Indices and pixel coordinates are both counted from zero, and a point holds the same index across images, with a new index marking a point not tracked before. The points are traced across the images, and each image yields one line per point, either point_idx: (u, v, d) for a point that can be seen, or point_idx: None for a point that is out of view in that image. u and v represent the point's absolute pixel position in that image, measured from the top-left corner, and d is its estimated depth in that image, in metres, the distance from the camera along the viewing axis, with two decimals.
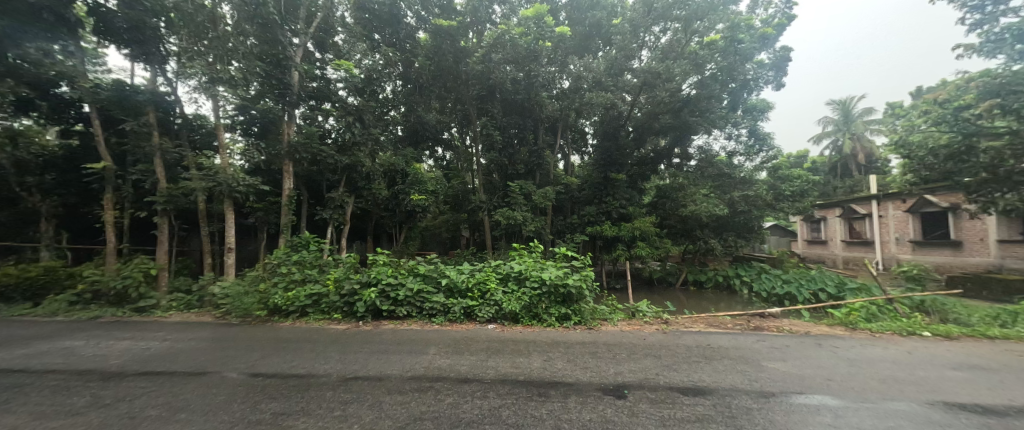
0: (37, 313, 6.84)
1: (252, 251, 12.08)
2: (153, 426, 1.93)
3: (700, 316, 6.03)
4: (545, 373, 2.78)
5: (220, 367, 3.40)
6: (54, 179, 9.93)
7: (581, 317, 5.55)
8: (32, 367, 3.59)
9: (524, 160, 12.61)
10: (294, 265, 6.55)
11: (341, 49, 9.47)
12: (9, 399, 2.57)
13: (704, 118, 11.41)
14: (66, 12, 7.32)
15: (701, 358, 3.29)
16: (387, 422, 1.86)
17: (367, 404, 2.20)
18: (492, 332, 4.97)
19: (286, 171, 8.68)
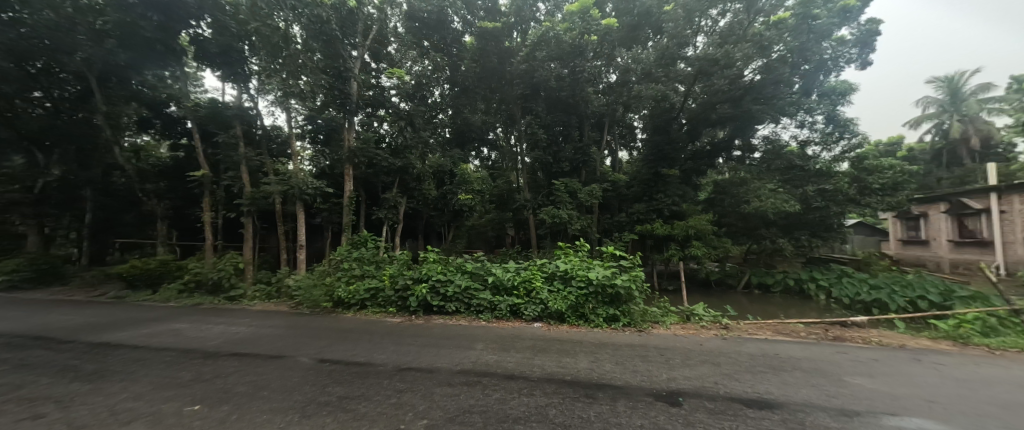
0: (156, 299, 8.21)
1: (319, 247, 13.39)
2: (243, 401, 2.20)
3: (766, 322, 5.57)
4: (591, 375, 2.73)
5: (294, 352, 3.79)
6: (166, 185, 11.67)
7: (630, 319, 5.37)
8: (152, 343, 4.31)
9: (570, 158, 12.18)
10: (355, 261, 7.17)
11: (394, 58, 10.39)
12: (136, 370, 3.10)
13: (770, 105, 10.48)
14: (173, 43, 8.78)
15: (766, 368, 3.00)
16: (438, 412, 1.93)
17: (420, 393, 2.31)
18: (538, 330, 5.00)
19: (347, 174, 9.45)
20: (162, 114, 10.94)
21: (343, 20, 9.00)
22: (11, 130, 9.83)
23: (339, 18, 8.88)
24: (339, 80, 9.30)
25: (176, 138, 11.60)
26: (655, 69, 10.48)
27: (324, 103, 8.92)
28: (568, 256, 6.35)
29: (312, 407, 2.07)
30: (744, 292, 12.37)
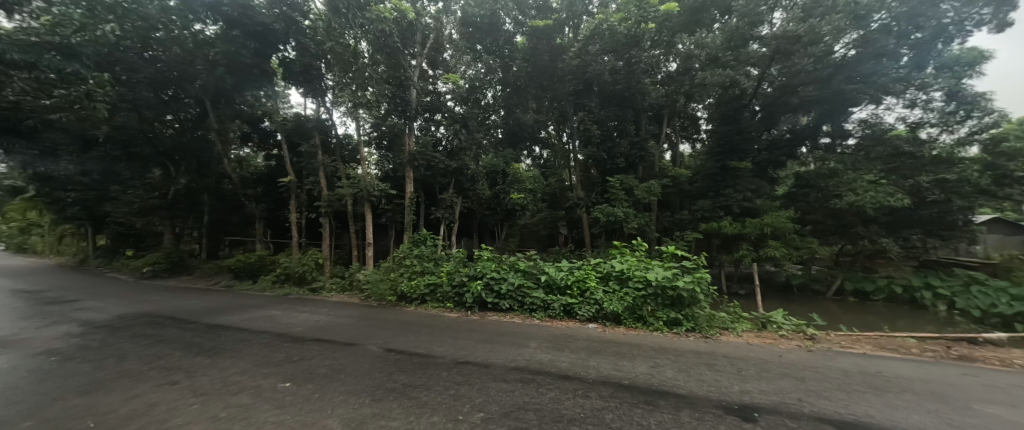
0: (257, 288, 9.70)
1: (384, 245, 14.49)
2: (323, 382, 2.47)
3: (864, 335, 4.86)
4: (651, 381, 2.60)
5: (364, 341, 4.16)
6: (262, 190, 13.48)
7: (695, 324, 5.03)
8: (252, 326, 5.05)
9: (626, 154, 11.56)
10: (416, 258, 7.66)
11: (450, 64, 11.33)
12: (241, 349, 3.66)
13: (869, 83, 9.37)
14: (266, 66, 10.25)
15: (863, 388, 2.61)
16: (494, 406, 1.99)
17: (476, 387, 2.39)
18: (592, 331, 4.93)
19: (408, 177, 10.09)
20: (258, 128, 12.72)
21: (403, 31, 9.36)
22: (152, 148, 12.19)
23: (400, 31, 9.29)
24: (400, 89, 9.76)
25: (269, 149, 13.28)
26: (721, 53, 10.20)
27: (387, 111, 9.71)
28: (625, 256, 6.11)
29: (380, 392, 2.27)
30: (835, 300, 10.90)
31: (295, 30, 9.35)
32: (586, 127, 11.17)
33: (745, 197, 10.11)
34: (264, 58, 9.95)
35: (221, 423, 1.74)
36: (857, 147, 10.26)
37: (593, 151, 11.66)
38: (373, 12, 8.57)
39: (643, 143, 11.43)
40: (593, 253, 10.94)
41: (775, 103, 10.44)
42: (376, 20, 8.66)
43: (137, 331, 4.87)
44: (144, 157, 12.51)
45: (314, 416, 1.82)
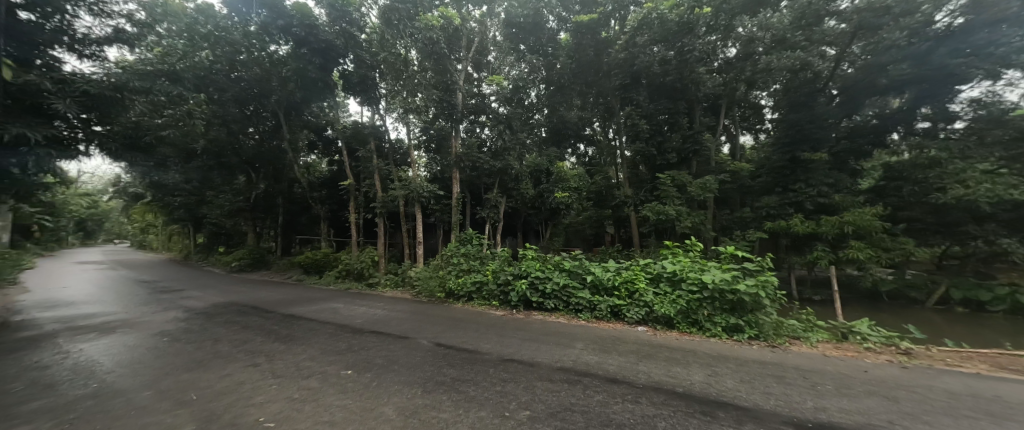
0: (324, 282, 10.98)
1: (433, 243, 15.09)
2: (382, 372, 2.72)
3: (978, 354, 4.13)
4: (709, 390, 2.45)
5: (415, 334, 4.43)
6: (325, 193, 14.66)
7: (759, 331, 4.63)
8: (319, 317, 5.65)
9: (677, 149, 11.03)
10: (462, 256, 8.14)
11: (494, 66, 11.23)
12: (311, 338, 4.09)
13: (983, 55, 7.46)
14: (326, 78, 10.99)
15: (972, 412, 2.23)
16: (541, 405, 2.00)
17: (521, 385, 2.43)
18: (641, 334, 4.78)
19: (455, 177, 10.37)
20: (321, 136, 13.93)
21: (450, 37, 9.81)
22: (237, 157, 14.01)
23: (446, 36, 9.66)
24: (446, 93, 10.08)
25: (331, 154, 14.54)
26: (790, 33, 9.17)
27: (435, 115, 10.00)
28: (676, 256, 5.91)
29: (430, 384, 2.42)
30: (935, 310, 9.38)
31: (353, 43, 10.26)
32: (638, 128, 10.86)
33: (822, 191, 9.09)
34: (327, 72, 10.78)
35: (294, 405, 1.99)
36: (967, 131, 8.38)
37: (647, 144, 11.12)
38: (423, 21, 9.02)
39: (698, 136, 10.79)
40: (643, 253, 10.47)
41: (858, 86, 9.00)
42: (425, 29, 9.12)
43: (228, 319, 5.72)
44: (231, 166, 14.43)
45: (372, 404, 2.00)
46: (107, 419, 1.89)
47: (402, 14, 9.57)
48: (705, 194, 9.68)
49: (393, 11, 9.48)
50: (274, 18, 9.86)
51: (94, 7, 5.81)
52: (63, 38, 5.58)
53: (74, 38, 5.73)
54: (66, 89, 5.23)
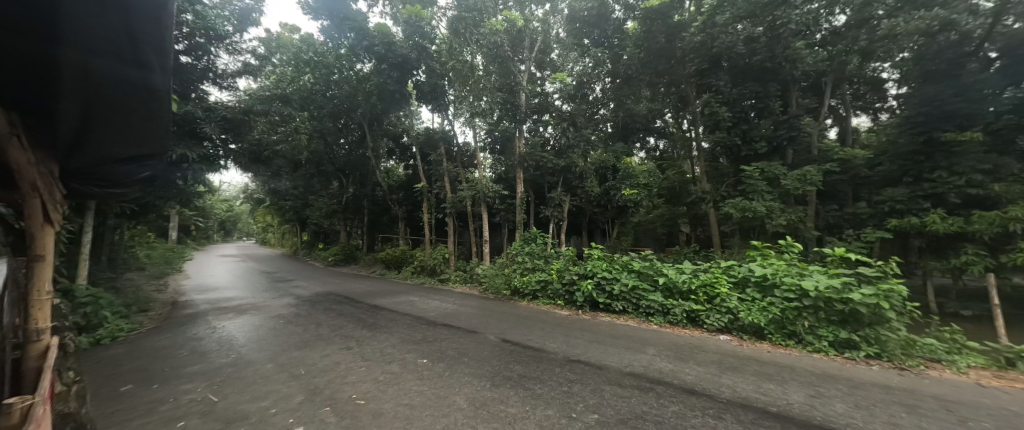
0: (403, 276, 12.33)
1: (498, 243, 15.49)
2: (478, 367, 3.61)
3: None
4: (809, 416, 2.55)
5: (484, 330, 5.32)
6: (402, 195, 15.46)
7: (881, 348, 4.35)
8: (404, 308, 6.90)
9: (767, 136, 8.81)
10: (527, 255, 8.81)
11: (557, 64, 11.26)
12: (414, 332, 5.20)
13: None
14: (401, 87, 11.75)
15: None
16: (615, 409, 2.57)
17: (590, 387, 3.05)
18: (727, 345, 4.94)
19: (519, 177, 10.60)
20: (397, 141, 14.85)
21: (513, 40, 10.43)
22: (332, 165, 16.35)
23: (509, 38, 10.27)
24: (511, 95, 10.38)
25: (408, 159, 15.28)
26: None
27: (499, 117, 10.42)
28: (767, 258, 5.78)
29: (499, 379, 3.36)
30: None
31: (425, 55, 11.07)
32: (720, 118, 9.00)
33: (974, 180, 6.65)
34: (403, 83, 11.68)
35: (379, 388, 3.20)
36: None
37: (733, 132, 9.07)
38: (489, 27, 9.67)
39: (795, 121, 8.46)
40: (723, 256, 8.89)
41: None
42: (490, 34, 9.82)
43: (328, 307, 7.15)
44: (328, 173, 17.12)
45: (448, 392, 3.02)
46: (245, 386, 3.38)
47: (467, 22, 10.30)
48: (806, 187, 7.52)
49: (461, 21, 10.35)
50: (359, 41, 10.92)
51: (229, 48, 7.21)
52: (209, 75, 7.01)
53: (216, 74, 7.17)
54: (212, 115, 6.70)
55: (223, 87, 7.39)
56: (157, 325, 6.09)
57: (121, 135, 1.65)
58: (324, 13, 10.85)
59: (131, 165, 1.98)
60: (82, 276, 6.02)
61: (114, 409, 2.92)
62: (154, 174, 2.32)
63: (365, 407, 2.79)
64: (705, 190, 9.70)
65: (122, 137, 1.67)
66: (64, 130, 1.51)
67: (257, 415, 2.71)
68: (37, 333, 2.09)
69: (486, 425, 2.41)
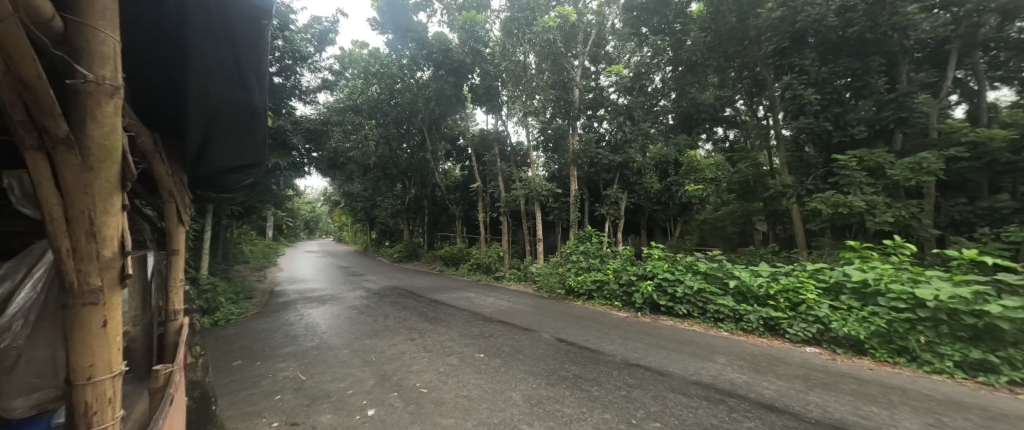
0: (460, 272, 12.98)
1: (552, 241, 15.45)
2: (543, 363, 3.92)
3: None
4: None
5: (539, 328, 5.44)
6: (459, 195, 16.06)
7: None
8: (462, 303, 7.29)
9: (868, 120, 7.26)
10: (582, 254, 8.76)
11: (613, 56, 10.77)
12: (476, 325, 5.53)
13: None
14: (458, 91, 12.30)
15: None
16: (678, 420, 2.72)
17: (649, 394, 3.21)
18: (817, 358, 4.52)
19: (573, 175, 10.51)
20: (454, 144, 15.47)
21: (567, 35, 10.25)
22: (396, 169, 17.63)
23: (563, 35, 10.11)
24: (563, 92, 10.47)
25: (464, 160, 15.82)
26: None
27: (552, 115, 10.45)
28: (867, 261, 5.17)
29: (554, 378, 3.53)
30: None
31: (479, 58, 11.51)
32: (804, 102, 7.64)
33: None
34: (459, 87, 12.23)
35: (439, 378, 3.51)
36: None
37: (822, 116, 7.69)
38: (541, 25, 9.67)
39: (906, 100, 6.86)
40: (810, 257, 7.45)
41: None
42: (542, 32, 9.75)
43: (394, 300, 7.73)
44: (392, 176, 18.46)
45: (503, 388, 3.29)
46: (326, 368, 3.86)
47: (520, 23, 10.26)
48: (923, 178, 6.12)
49: (514, 22, 10.32)
50: (419, 51, 11.77)
51: (311, 66, 8.16)
52: (296, 92, 8.02)
53: (301, 91, 8.16)
54: (298, 127, 7.83)
55: (306, 101, 8.38)
56: (260, 311, 7.15)
57: (231, 150, 1.96)
58: (389, 28, 12.01)
59: (238, 174, 2.33)
60: (205, 267, 7.15)
61: (230, 380, 3.55)
62: (255, 182, 2.67)
63: (429, 395, 3.14)
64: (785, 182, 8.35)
65: (233, 150, 1.98)
66: (193, 149, 1.85)
67: (337, 394, 3.19)
68: (173, 312, 2.56)
69: (540, 420, 2.71)
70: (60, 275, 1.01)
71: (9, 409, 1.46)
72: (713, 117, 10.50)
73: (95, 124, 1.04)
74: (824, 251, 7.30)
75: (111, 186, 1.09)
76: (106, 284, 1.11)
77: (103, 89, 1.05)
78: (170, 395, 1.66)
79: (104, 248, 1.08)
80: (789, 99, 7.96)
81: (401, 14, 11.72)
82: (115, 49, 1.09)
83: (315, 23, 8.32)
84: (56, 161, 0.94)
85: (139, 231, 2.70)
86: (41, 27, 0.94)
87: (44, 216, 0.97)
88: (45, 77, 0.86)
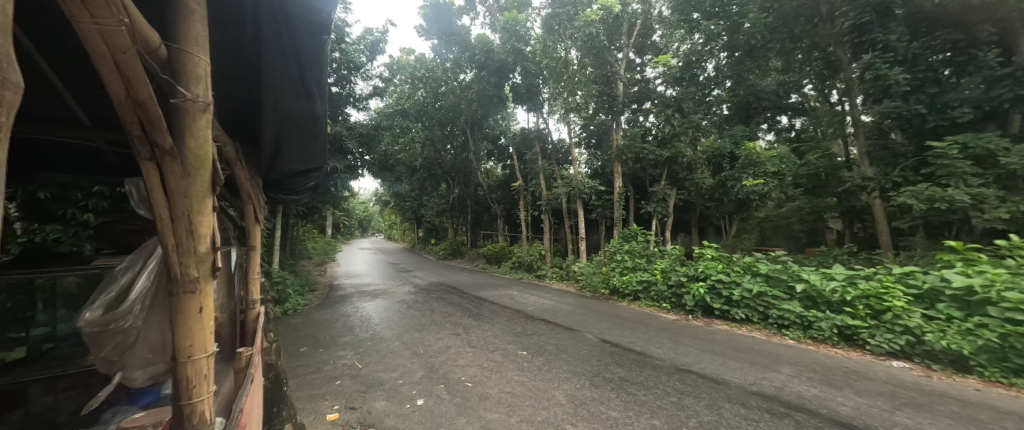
0: (503, 270, 13.21)
1: (595, 239, 15.12)
2: (587, 364, 3.87)
3: None
4: None
5: (582, 328, 5.36)
6: (500, 194, 16.25)
7: None
8: (505, 301, 7.38)
9: (974, 100, 6.07)
10: (627, 253, 8.51)
11: (659, 46, 10.40)
12: (518, 323, 5.57)
13: None
14: (499, 91, 12.42)
15: None
16: None
17: (703, 402, 3.03)
18: (905, 374, 4.01)
19: (617, 171, 10.14)
20: (496, 144, 15.72)
21: (610, 28, 9.84)
22: (439, 169, 18.22)
23: (606, 27, 9.76)
24: (607, 86, 9.99)
25: (506, 159, 15.91)
26: None
27: (595, 110, 10.12)
28: (972, 265, 4.45)
29: (599, 379, 3.46)
30: None
31: (520, 57, 11.49)
32: (890, 84, 6.49)
33: None
34: (500, 87, 12.29)
35: (483, 374, 3.60)
36: None
37: (913, 99, 6.52)
38: (583, 19, 9.49)
39: None
40: (897, 260, 6.49)
41: None
42: (585, 26, 9.57)
43: (440, 296, 8.04)
44: (436, 176, 19.10)
45: (547, 386, 3.29)
46: (380, 357, 4.13)
47: (562, 18, 10.05)
48: None
49: (555, 18, 10.14)
50: (463, 54, 12.01)
51: (364, 75, 8.77)
52: (351, 99, 8.60)
53: (355, 98, 8.75)
54: (353, 132, 8.41)
55: (360, 108, 9.02)
56: (322, 302, 7.82)
57: (299, 155, 2.16)
58: (434, 34, 12.35)
59: (303, 178, 2.55)
60: (276, 262, 7.96)
61: (299, 365, 3.94)
62: (317, 184, 2.88)
63: (474, 390, 3.23)
64: (864, 174, 7.35)
65: (300, 155, 2.17)
66: (267, 154, 2.06)
67: (390, 383, 3.40)
68: (252, 302, 3.00)
69: (585, 421, 2.67)
70: (167, 266, 1.17)
71: (131, 379, 1.81)
72: (775, 104, 9.78)
73: (192, 138, 1.20)
74: (915, 253, 6.24)
75: (205, 190, 1.24)
76: (201, 275, 1.26)
77: (197, 105, 1.20)
78: (251, 375, 1.86)
79: (199, 244, 1.23)
80: (870, 80, 6.77)
81: (446, 19, 12.00)
82: (206, 70, 1.24)
83: (368, 34, 8.89)
84: (163, 168, 1.10)
85: (224, 229, 3.09)
86: (151, 55, 1.10)
87: (155, 217, 1.14)
88: (154, 98, 1.01)
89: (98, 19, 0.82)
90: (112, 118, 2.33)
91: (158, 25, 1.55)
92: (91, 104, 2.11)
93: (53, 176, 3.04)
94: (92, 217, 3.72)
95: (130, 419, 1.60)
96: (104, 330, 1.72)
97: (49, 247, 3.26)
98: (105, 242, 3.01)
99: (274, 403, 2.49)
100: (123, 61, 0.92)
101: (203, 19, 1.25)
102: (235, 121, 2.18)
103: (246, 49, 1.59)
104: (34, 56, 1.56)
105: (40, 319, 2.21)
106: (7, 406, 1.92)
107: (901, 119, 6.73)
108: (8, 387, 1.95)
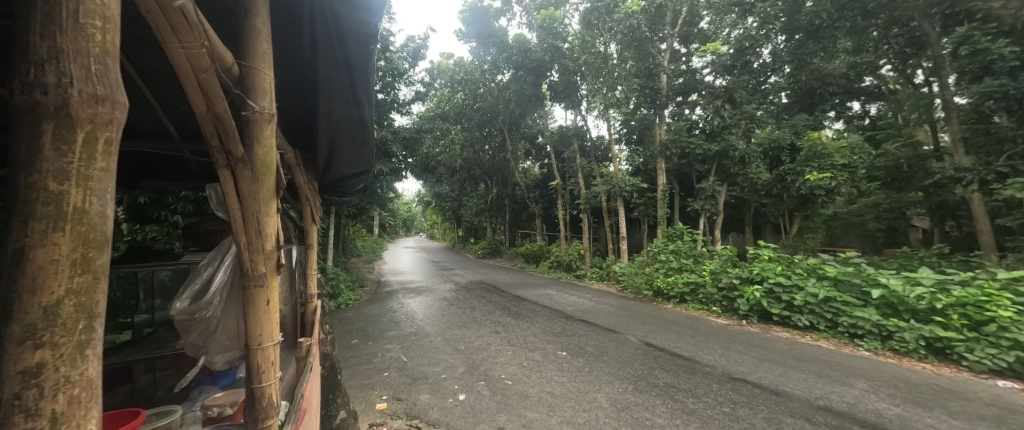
0: (542, 270, 13.14)
1: (638, 239, 14.59)
2: (630, 367, 3.76)
3: None
4: None
5: (625, 330, 5.21)
6: (538, 193, 16.14)
7: None
8: (543, 301, 7.36)
9: None
10: (672, 254, 8.13)
11: (708, 33, 9.85)
12: (558, 323, 5.52)
13: None
14: (535, 90, 12.30)
15: None
16: None
17: (759, 415, 2.83)
18: (1012, 395, 3.46)
19: (659, 167, 9.71)
20: (534, 142, 15.74)
21: (652, 18, 9.46)
22: (477, 170, 18.55)
23: (649, 18, 9.43)
24: (649, 79, 9.64)
25: (544, 158, 15.96)
26: None
27: (637, 105, 9.85)
28: None
29: (643, 384, 3.35)
30: None
31: (558, 54, 11.34)
32: (992, 59, 5.70)
33: None
34: (538, 86, 12.19)
35: (523, 372, 3.62)
36: None
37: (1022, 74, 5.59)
38: (623, 12, 9.19)
39: None
40: (1002, 263, 5.62)
41: None
42: (625, 18, 9.22)
43: (480, 294, 8.20)
44: (474, 177, 19.46)
45: (587, 388, 3.25)
46: (424, 352, 4.30)
47: (602, 11, 9.56)
48: None
49: (594, 12, 9.64)
50: (500, 54, 12.14)
51: (407, 81, 9.18)
52: (395, 105, 8.98)
53: (399, 104, 9.16)
54: (399, 136, 8.87)
55: (403, 112, 9.43)
56: (371, 298, 8.28)
57: (350, 160, 2.29)
58: (473, 37, 12.57)
59: (353, 180, 2.71)
60: (331, 259, 8.56)
61: (352, 355, 4.23)
62: (366, 187, 3.07)
63: (513, 388, 3.27)
64: (956, 164, 6.39)
65: (350, 160, 2.31)
66: (322, 160, 2.21)
67: (434, 378, 3.53)
68: (310, 295, 3.34)
69: (628, 427, 2.60)
70: (240, 262, 1.30)
71: (212, 361, 2.04)
72: (845, 89, 9.51)
73: (261, 146, 1.33)
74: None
75: (271, 194, 1.36)
76: (268, 270, 1.38)
77: (263, 116, 1.32)
78: (310, 363, 2.04)
79: (267, 243, 1.36)
80: (965, 57, 5.98)
81: (485, 22, 12.17)
82: (272, 84, 1.37)
83: (410, 41, 9.26)
84: (237, 175, 1.22)
85: (287, 229, 3.39)
86: (226, 72, 1.24)
87: (231, 218, 1.27)
88: (229, 111, 1.13)
89: (184, 44, 0.94)
90: (196, 130, 2.63)
91: (231, 45, 1.72)
92: (178, 119, 2.40)
93: (153, 182, 3.48)
94: (180, 218, 4.39)
95: (212, 399, 1.79)
96: (190, 319, 1.95)
97: (149, 244, 3.77)
98: (192, 240, 3.42)
99: (330, 390, 2.68)
100: (204, 80, 1.05)
101: (270, 38, 1.37)
102: (295, 129, 2.38)
103: (305, 64, 1.73)
104: (137, 78, 1.80)
105: (141, 306, 2.63)
106: (120, 380, 2.24)
107: (1006, 99, 5.78)
108: (119, 365, 2.24)
